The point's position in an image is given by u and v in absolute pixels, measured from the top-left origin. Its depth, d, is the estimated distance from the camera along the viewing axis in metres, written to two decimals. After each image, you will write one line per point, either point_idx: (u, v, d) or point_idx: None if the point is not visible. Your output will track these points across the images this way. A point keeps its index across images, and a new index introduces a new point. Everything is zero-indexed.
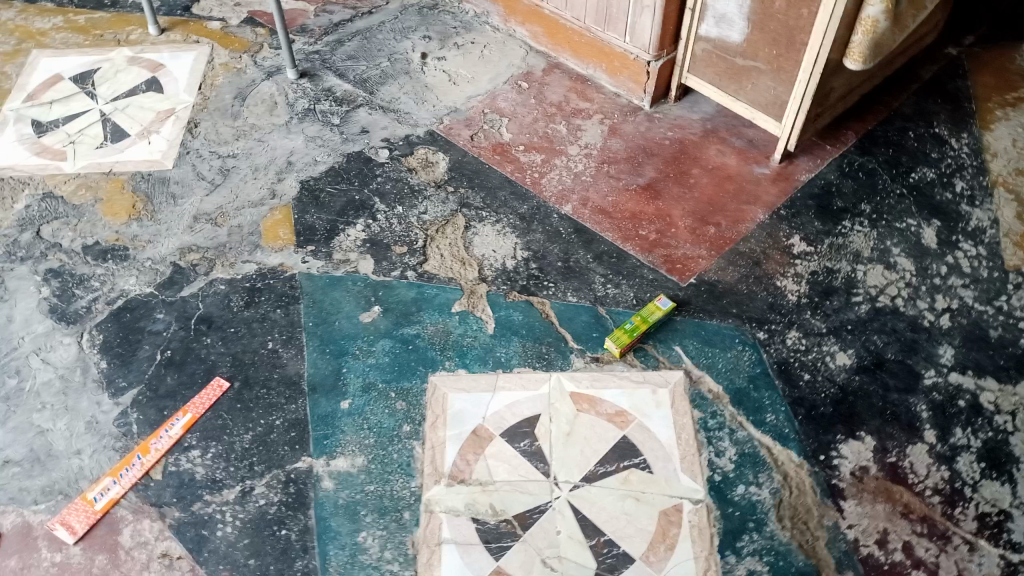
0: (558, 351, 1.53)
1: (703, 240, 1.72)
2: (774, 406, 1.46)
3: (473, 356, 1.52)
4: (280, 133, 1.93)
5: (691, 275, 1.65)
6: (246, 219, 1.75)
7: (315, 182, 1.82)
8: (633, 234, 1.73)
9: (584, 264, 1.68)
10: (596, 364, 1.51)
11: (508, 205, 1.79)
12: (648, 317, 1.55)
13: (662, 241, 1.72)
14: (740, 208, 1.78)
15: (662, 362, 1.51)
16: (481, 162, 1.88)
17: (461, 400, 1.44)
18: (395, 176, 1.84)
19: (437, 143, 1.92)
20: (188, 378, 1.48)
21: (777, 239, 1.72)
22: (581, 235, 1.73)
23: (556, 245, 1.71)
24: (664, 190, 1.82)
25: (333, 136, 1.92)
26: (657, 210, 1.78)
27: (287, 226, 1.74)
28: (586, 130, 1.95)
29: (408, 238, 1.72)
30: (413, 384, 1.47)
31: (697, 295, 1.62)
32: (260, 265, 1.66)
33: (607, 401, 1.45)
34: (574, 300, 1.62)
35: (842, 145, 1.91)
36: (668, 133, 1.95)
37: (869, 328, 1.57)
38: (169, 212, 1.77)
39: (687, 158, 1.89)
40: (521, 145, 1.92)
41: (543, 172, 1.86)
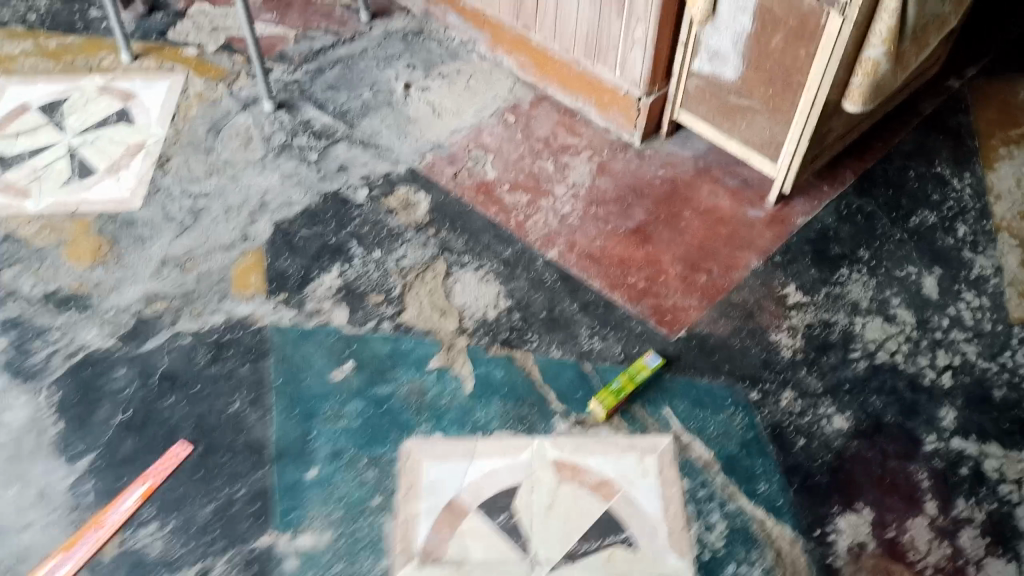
0: (541, 413, 1.46)
1: (694, 289, 1.64)
2: (767, 474, 1.38)
3: (450, 419, 1.45)
4: (254, 170, 1.85)
5: (681, 328, 1.58)
6: (215, 265, 1.68)
7: (289, 224, 1.75)
8: (621, 282, 1.65)
9: (569, 314, 1.60)
10: (581, 427, 1.44)
11: (491, 249, 1.71)
12: (635, 376, 1.48)
13: (651, 290, 1.64)
14: (733, 254, 1.71)
15: (650, 425, 1.44)
16: (464, 203, 1.80)
17: (437, 469, 1.39)
18: (374, 218, 1.76)
19: (418, 182, 1.84)
20: (147, 441, 1.44)
21: (771, 288, 1.64)
22: (567, 283, 1.65)
23: (541, 293, 1.63)
24: (655, 234, 1.75)
25: (309, 173, 1.84)
26: (647, 256, 1.70)
27: (258, 272, 1.67)
28: (575, 167, 1.88)
29: (385, 285, 1.64)
30: (385, 451, 1.42)
31: (687, 350, 1.54)
32: (228, 316, 1.61)
33: (591, 469, 1.39)
34: (558, 354, 1.54)
35: (840, 186, 1.83)
36: (659, 172, 1.88)
37: (868, 387, 1.49)
38: (135, 256, 1.70)
39: (679, 200, 1.81)
40: (506, 184, 1.84)
41: (529, 214, 1.78)
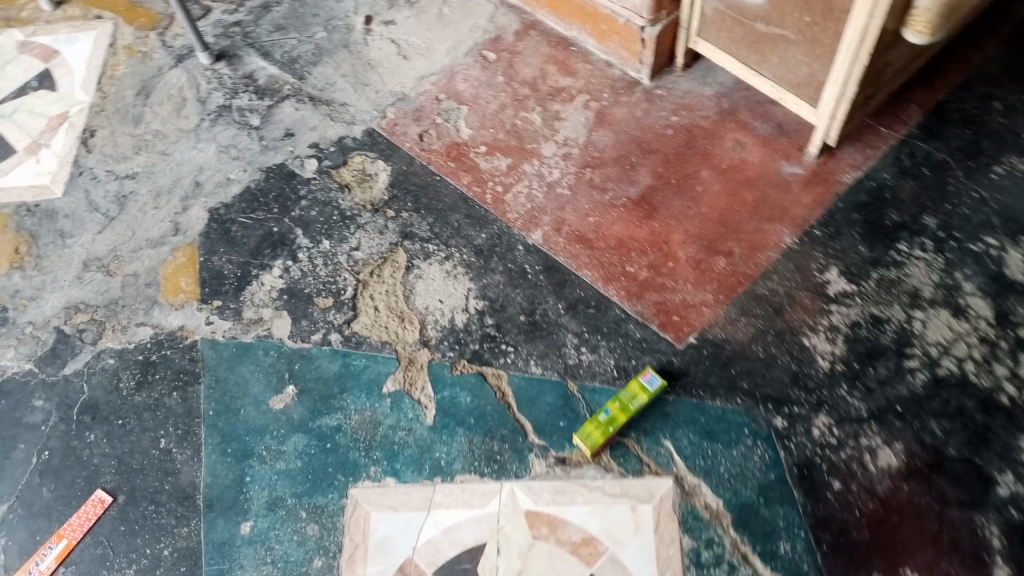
0: (514, 451, 1.21)
1: (708, 280, 1.33)
2: (790, 529, 1.11)
3: (405, 459, 1.21)
4: (187, 142, 1.58)
5: (689, 332, 1.28)
6: (142, 265, 1.44)
7: (227, 210, 1.48)
8: (619, 272, 1.35)
9: (553, 317, 1.31)
10: (562, 468, 1.19)
11: (462, 234, 1.41)
12: (628, 404, 1.20)
13: (654, 282, 1.34)
14: (760, 229, 1.37)
15: (647, 465, 1.18)
16: (431, 173, 1.49)
17: (387, 523, 1.16)
18: (323, 198, 1.48)
19: (377, 147, 1.53)
20: (66, 490, 1.24)
21: (807, 274, 1.32)
22: (552, 276, 1.35)
23: (519, 290, 1.34)
24: (663, 203, 1.42)
25: (251, 143, 1.56)
26: (652, 235, 1.39)
27: (191, 273, 1.42)
28: (567, 118, 1.54)
29: (334, 286, 1.38)
30: (329, 500, 1.19)
31: (696, 363, 1.25)
32: (156, 329, 1.37)
33: (572, 523, 1.14)
34: (538, 371, 1.27)
35: (903, 127, 1.45)
36: (672, 118, 1.52)
37: (925, 409, 1.18)
38: (56, 257, 1.47)
39: (694, 156, 1.47)
40: (482, 145, 1.52)
41: (508, 185, 1.46)
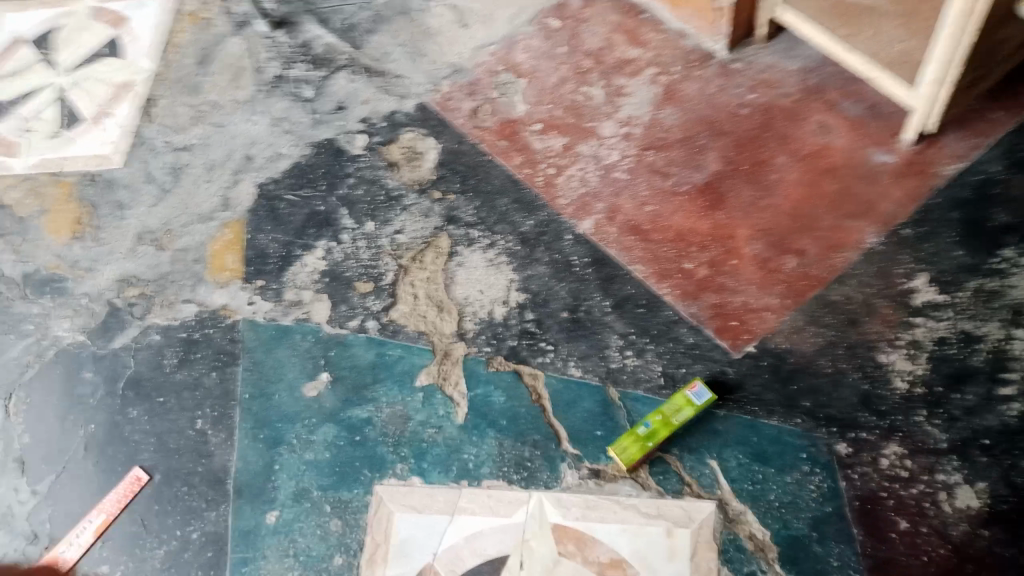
0: (545, 459, 1.13)
1: (774, 282, 1.20)
2: (845, 571, 1.00)
3: (433, 459, 1.16)
4: (242, 114, 1.56)
5: (747, 340, 1.17)
6: (191, 240, 1.43)
7: (275, 185, 1.46)
8: (674, 269, 1.24)
9: (598, 315, 1.23)
10: (596, 482, 1.11)
11: (508, 220, 1.33)
12: (672, 417, 1.11)
13: (714, 281, 1.22)
14: (839, 226, 1.23)
15: (688, 485, 1.09)
16: (481, 152, 1.41)
17: (410, 525, 1.12)
18: (370, 176, 1.42)
19: (428, 123, 1.46)
20: (107, 465, 1.25)
21: (890, 280, 1.17)
22: (600, 270, 1.26)
23: (564, 284, 1.26)
24: (731, 191, 1.29)
25: (303, 116, 1.52)
26: (715, 228, 1.26)
27: (236, 251, 1.41)
28: (631, 94, 1.41)
29: (375, 270, 1.33)
30: (354, 496, 1.16)
31: (753, 375, 1.14)
32: (199, 307, 1.36)
33: (602, 543, 1.06)
34: (577, 374, 1.19)
35: (1016, 115, 1.26)
36: (749, 95, 1.37)
37: (1018, 446, 1.04)
38: (113, 228, 1.48)
39: (772, 138, 1.32)
40: (537, 122, 1.42)
41: (561, 167, 1.36)
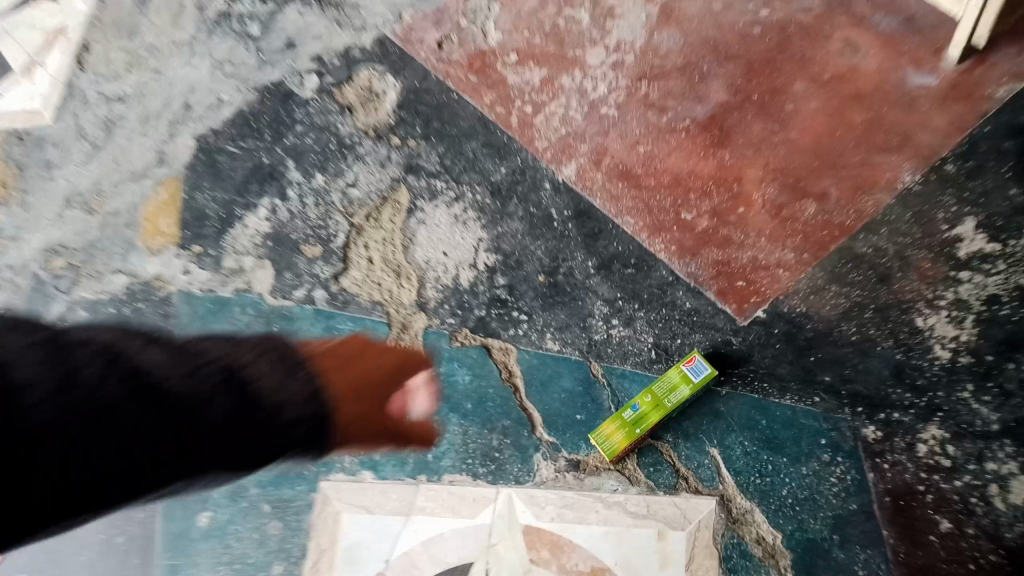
0: (516, 449, 0.96)
1: (791, 232, 1.00)
2: None
3: (387, 450, 0.99)
4: (181, 57, 1.35)
5: (756, 303, 0.98)
6: (124, 203, 1.25)
7: (216, 138, 1.27)
8: (670, 220, 1.05)
9: (579, 278, 1.04)
10: (575, 475, 0.94)
11: (477, 167, 1.13)
12: (664, 398, 0.93)
13: (718, 233, 1.02)
14: (867, 162, 1.02)
15: (685, 478, 0.92)
16: (447, 90, 1.20)
17: (359, 528, 0.95)
18: (321, 122, 1.23)
19: (387, 60, 1.25)
20: None
21: (930, 227, 0.97)
22: (584, 225, 1.07)
23: (541, 242, 1.07)
24: (738, 126, 1.08)
25: (248, 57, 1.32)
26: (720, 169, 1.06)
27: (171, 213, 1.23)
28: (623, 17, 1.19)
29: (324, 231, 1.14)
30: (297, 494, 0.98)
31: (763, 345, 0.96)
32: (131, 278, 1.19)
33: (581, 548, 0.90)
34: (555, 348, 1.01)
35: None
36: (761, 12, 1.15)
37: None
38: (40, 192, 1.27)
39: (786, 62, 1.11)
40: (512, 53, 1.21)
41: (539, 103, 1.16)
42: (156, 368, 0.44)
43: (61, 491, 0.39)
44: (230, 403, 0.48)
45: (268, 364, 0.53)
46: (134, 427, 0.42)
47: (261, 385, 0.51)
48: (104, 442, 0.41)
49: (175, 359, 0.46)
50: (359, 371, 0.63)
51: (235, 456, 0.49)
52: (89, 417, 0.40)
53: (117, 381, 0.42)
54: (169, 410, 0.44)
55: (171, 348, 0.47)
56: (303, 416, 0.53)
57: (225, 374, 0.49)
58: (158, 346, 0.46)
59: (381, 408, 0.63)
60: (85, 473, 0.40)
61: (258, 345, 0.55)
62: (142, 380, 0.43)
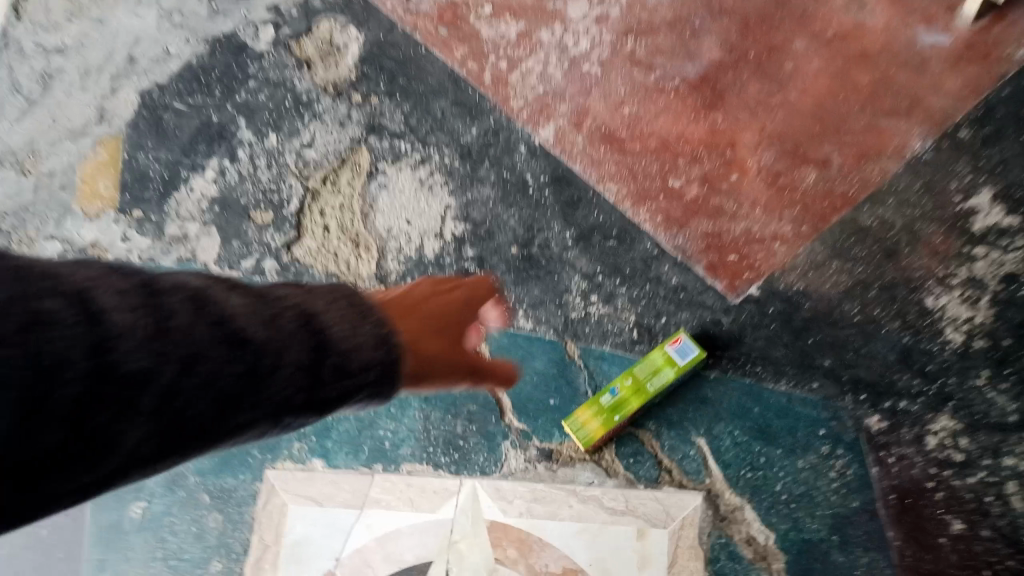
0: (482, 436, 0.87)
1: (789, 202, 0.91)
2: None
3: (340, 437, 0.89)
4: (126, 5, 1.22)
5: (749, 279, 0.89)
6: (59, 163, 1.14)
7: (161, 93, 1.15)
8: (657, 188, 0.95)
9: (556, 250, 0.94)
10: (546, 466, 0.86)
11: (446, 128, 1.03)
12: (646, 382, 0.84)
13: (710, 202, 0.93)
14: (873, 127, 0.93)
15: (667, 470, 0.84)
16: (415, 44, 1.10)
17: (307, 522, 0.86)
18: (276, 77, 1.12)
19: (350, 9, 1.14)
20: None
21: (942, 199, 0.88)
22: (562, 192, 0.97)
23: (515, 211, 0.97)
24: (731, 88, 0.99)
25: (198, 5, 1.20)
26: (711, 134, 0.97)
27: (111, 174, 1.12)
28: None
29: (276, 196, 1.04)
30: (239, 483, 0.88)
31: (757, 325, 0.88)
32: (65, 245, 1.09)
33: (552, 547, 0.82)
34: (528, 326, 0.92)
35: None
36: None
37: None
38: None
39: (786, 17, 1.00)
40: (487, 3, 1.10)
41: (514, 60, 1.06)
42: (213, 327, 0.35)
43: (77, 482, 0.31)
44: (305, 359, 0.37)
45: (345, 308, 0.40)
46: (178, 397, 0.33)
47: (338, 332, 0.39)
48: (145, 415, 0.32)
49: (192, 308, 0.35)
50: (423, 304, 0.54)
51: (302, 413, 0.39)
52: (113, 400, 0.31)
53: (163, 349, 0.33)
54: (224, 380, 0.34)
55: (244, 297, 0.37)
56: (374, 362, 0.40)
57: (299, 322, 0.38)
58: (231, 295, 0.37)
59: (455, 343, 0.54)
60: (118, 453, 0.32)
61: (339, 287, 0.42)
62: (200, 339, 0.34)
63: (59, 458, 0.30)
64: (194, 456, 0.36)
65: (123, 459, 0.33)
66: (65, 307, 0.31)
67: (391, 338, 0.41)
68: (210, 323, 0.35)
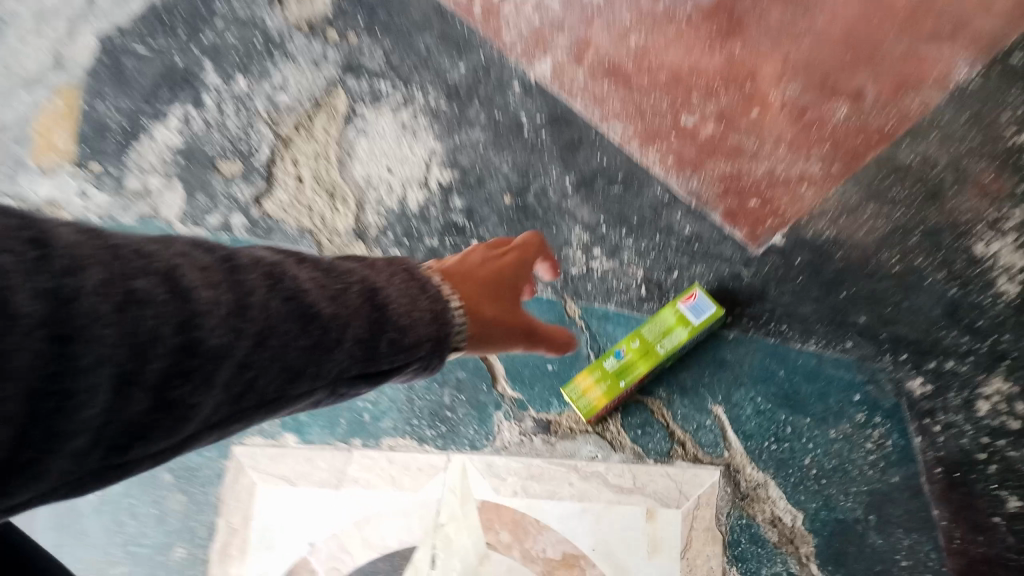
0: (473, 407, 0.78)
1: (818, 139, 0.81)
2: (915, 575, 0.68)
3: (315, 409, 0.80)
4: None
5: (772, 227, 0.79)
6: (10, 114, 1.01)
7: (121, 36, 1.02)
8: (668, 126, 0.84)
9: (552, 199, 0.84)
10: (544, 440, 0.76)
11: (431, 67, 0.92)
12: (656, 344, 0.74)
13: (727, 141, 0.82)
14: (912, 54, 0.81)
15: (680, 442, 0.75)
16: None
17: (278, 504, 0.77)
18: (245, 16, 1.00)
19: None
20: None
21: (992, 131, 0.78)
22: (560, 135, 0.86)
23: (507, 156, 0.87)
24: (751, 13, 0.86)
25: None
26: (729, 65, 0.85)
27: (69, 126, 1.00)
28: None
29: (244, 146, 0.94)
30: (203, 463, 0.79)
31: (782, 277, 0.78)
32: (17, 205, 0.98)
33: (550, 530, 0.73)
34: None
35: None
36: None
37: None
38: None
39: None
40: None
41: None
42: (288, 301, 0.34)
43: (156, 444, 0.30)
44: (363, 334, 0.37)
45: (404, 286, 0.41)
46: (249, 370, 0.32)
47: (397, 306, 0.40)
48: (219, 387, 0.31)
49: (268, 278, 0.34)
50: (478, 272, 0.55)
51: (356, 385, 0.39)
52: (197, 371, 0.30)
53: (241, 325, 0.31)
54: (293, 353, 0.34)
55: (312, 271, 0.37)
56: (427, 337, 0.41)
57: (361, 299, 0.38)
58: (301, 267, 0.36)
59: (511, 307, 0.56)
60: (193, 420, 0.31)
61: (389, 264, 0.43)
62: (274, 313, 0.33)
63: (146, 425, 0.29)
64: (255, 424, 0.35)
65: (195, 425, 0.32)
66: (156, 283, 0.29)
67: (443, 314, 0.42)
68: (281, 298, 0.34)
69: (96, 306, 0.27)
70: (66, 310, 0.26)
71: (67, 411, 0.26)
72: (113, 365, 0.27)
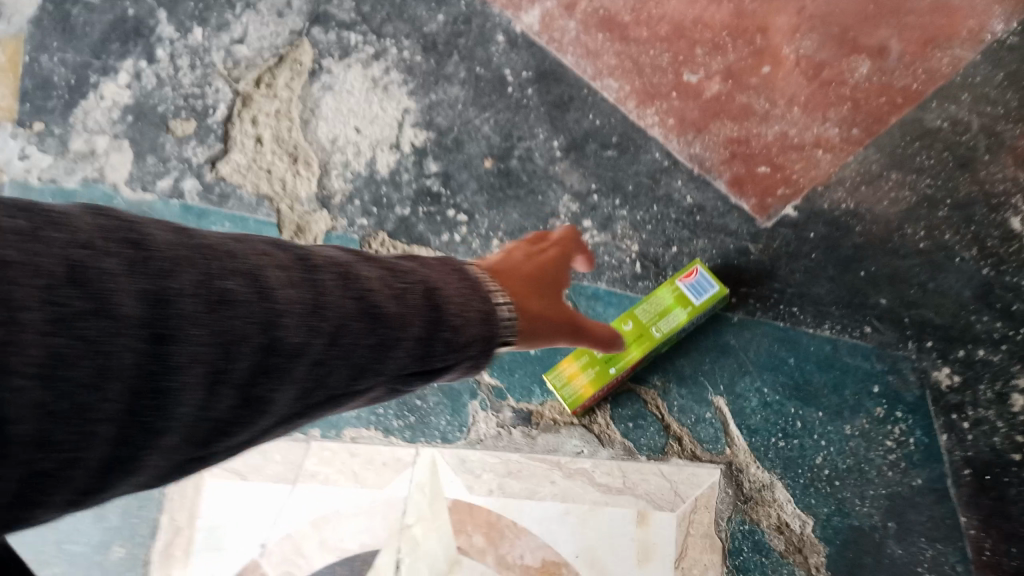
0: (446, 394, 0.71)
1: (835, 101, 0.71)
2: None
3: None
4: None
5: (784, 198, 0.71)
6: None
7: None
8: (667, 84, 0.75)
9: (537, 164, 0.76)
10: (524, 433, 0.70)
11: (410, 17, 0.82)
12: (652, 325, 0.66)
13: (733, 101, 0.73)
14: (940, 5, 0.71)
15: (676, 438, 0.68)
16: None
17: (227, 500, 0.69)
18: None
19: None
20: None
21: None
22: (549, 93, 0.77)
23: (489, 115, 0.79)
24: None
25: None
26: (739, 16, 0.74)
27: (10, 83, 0.86)
28: None
29: (201, 102, 0.83)
30: None
31: (791, 252, 0.70)
32: None
33: (529, 534, 0.67)
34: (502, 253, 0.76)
35: None
36: None
37: None
38: None
39: None
40: None
41: None
42: (357, 300, 0.32)
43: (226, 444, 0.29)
44: (421, 334, 0.34)
45: (463, 283, 0.37)
46: (322, 369, 0.31)
47: (453, 301, 0.36)
48: (295, 382, 0.30)
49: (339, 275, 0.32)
50: (520, 268, 0.50)
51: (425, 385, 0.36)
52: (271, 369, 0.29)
53: (316, 323, 0.30)
54: (360, 353, 0.32)
55: (377, 268, 0.34)
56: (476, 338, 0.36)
57: (423, 300, 0.35)
58: (366, 264, 0.34)
59: (555, 303, 0.51)
60: (270, 413, 0.30)
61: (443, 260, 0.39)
62: (346, 313, 0.31)
63: (230, 421, 0.29)
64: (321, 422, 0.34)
65: (273, 418, 0.31)
66: (244, 284, 0.28)
67: (494, 314, 0.38)
68: (352, 296, 0.32)
69: (188, 307, 0.26)
70: (162, 310, 0.26)
71: (160, 405, 0.26)
72: (204, 365, 0.26)
